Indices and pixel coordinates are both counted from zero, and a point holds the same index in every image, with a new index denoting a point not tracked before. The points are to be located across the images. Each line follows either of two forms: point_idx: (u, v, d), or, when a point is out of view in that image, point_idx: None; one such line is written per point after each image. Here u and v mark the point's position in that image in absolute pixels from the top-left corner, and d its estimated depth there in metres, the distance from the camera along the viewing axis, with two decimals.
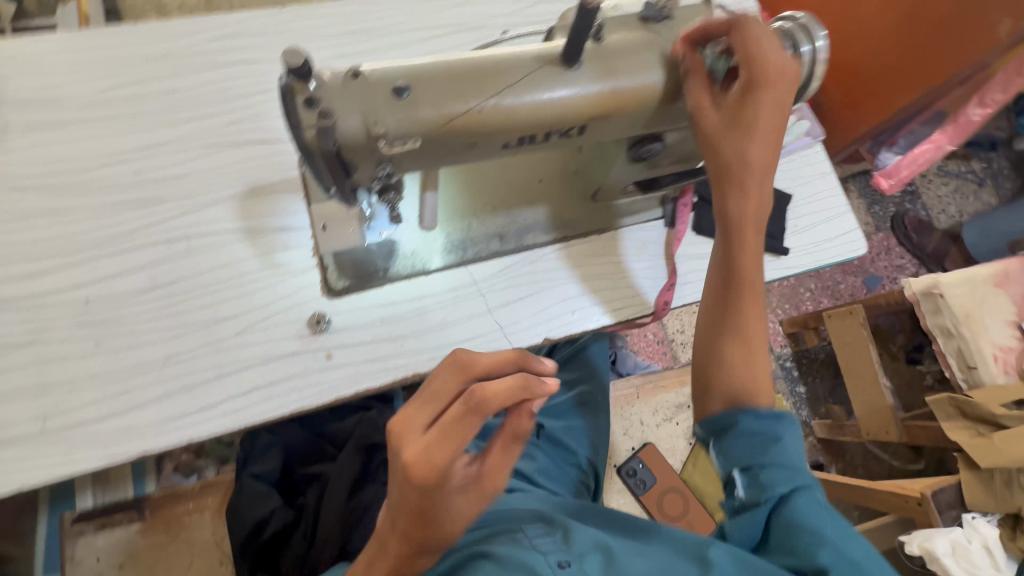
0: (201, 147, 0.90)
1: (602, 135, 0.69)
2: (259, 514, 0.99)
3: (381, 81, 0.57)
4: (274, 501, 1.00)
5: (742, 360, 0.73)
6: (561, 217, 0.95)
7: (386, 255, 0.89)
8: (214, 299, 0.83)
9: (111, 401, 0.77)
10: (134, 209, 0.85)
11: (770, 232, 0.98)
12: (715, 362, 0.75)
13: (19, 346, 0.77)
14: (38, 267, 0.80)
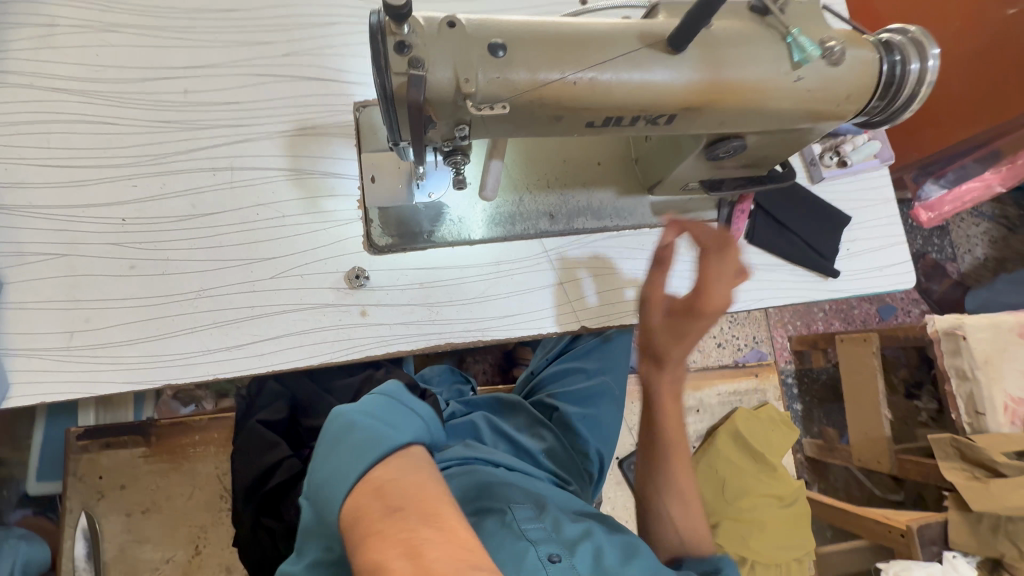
0: (254, 74, 0.85)
1: (688, 128, 0.65)
2: (268, 460, 0.99)
3: (477, 35, 0.53)
4: (282, 450, 1.00)
5: (685, 516, 0.81)
6: (614, 205, 0.92)
7: (433, 218, 0.86)
8: (253, 237, 0.80)
9: (139, 327, 0.75)
10: (179, 131, 0.81)
11: (822, 252, 0.95)
12: (658, 524, 0.82)
13: (52, 257, 0.75)
14: (76, 176, 0.77)
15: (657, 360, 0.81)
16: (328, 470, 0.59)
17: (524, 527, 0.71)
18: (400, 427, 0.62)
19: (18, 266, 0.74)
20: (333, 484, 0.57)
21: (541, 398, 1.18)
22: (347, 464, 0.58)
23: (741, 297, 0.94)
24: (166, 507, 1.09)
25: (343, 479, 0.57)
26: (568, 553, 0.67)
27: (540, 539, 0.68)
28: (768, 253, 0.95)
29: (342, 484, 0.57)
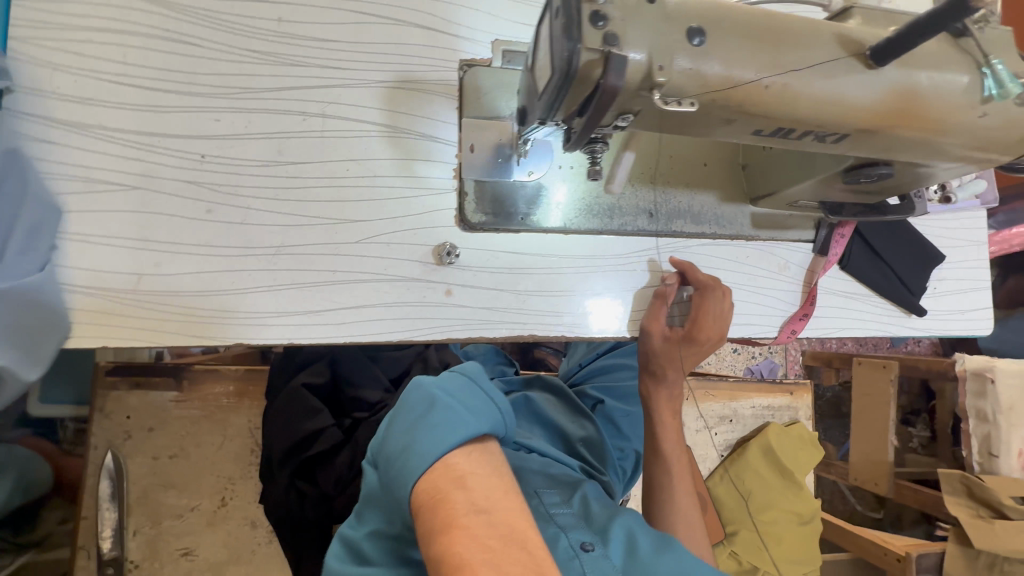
0: (355, 11, 0.76)
1: (850, 150, 0.60)
2: (309, 428, 0.86)
3: (676, 17, 0.48)
4: (323, 418, 0.86)
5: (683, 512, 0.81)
6: (716, 211, 0.86)
7: (530, 200, 0.80)
8: (341, 195, 0.73)
9: (213, 278, 0.69)
10: (269, 65, 0.72)
11: (912, 288, 0.93)
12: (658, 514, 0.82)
13: (123, 189, 0.68)
14: (154, 101, 0.69)
15: (653, 376, 0.83)
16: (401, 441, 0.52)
17: (554, 514, 0.66)
18: (479, 414, 0.54)
19: (87, 195, 0.67)
20: (406, 458, 0.50)
21: (584, 388, 1.13)
22: (425, 438, 0.50)
23: (826, 323, 0.90)
24: (193, 454, 1.05)
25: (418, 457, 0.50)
26: (599, 539, 0.61)
27: (570, 526, 0.63)
28: (859, 282, 0.92)
29: (416, 461, 0.49)
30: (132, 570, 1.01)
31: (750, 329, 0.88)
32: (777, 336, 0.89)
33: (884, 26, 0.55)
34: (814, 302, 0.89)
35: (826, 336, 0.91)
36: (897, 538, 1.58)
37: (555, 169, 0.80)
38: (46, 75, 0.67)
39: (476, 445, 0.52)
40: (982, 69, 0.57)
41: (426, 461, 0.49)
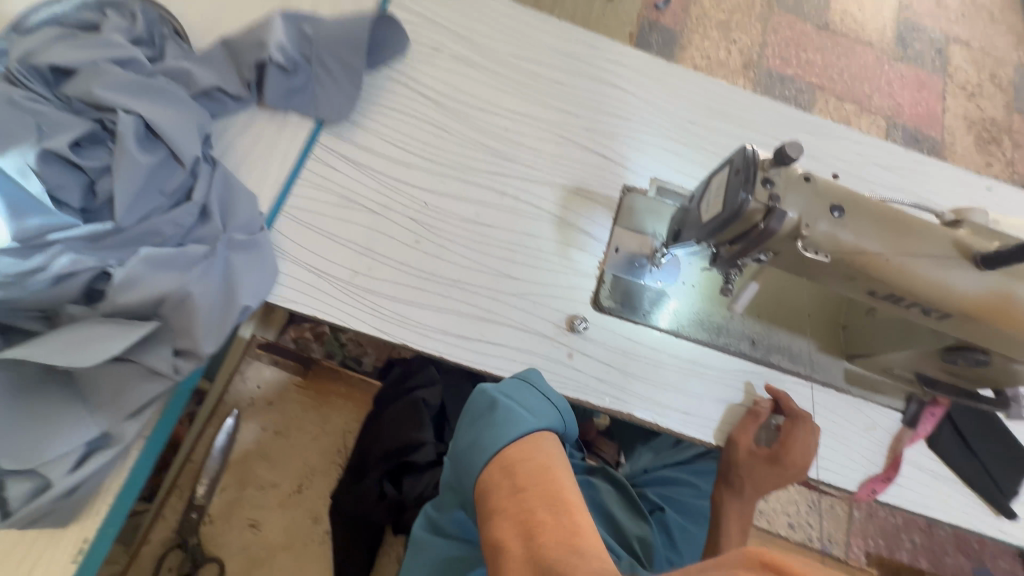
0: (559, 136, 1.02)
1: (952, 329, 0.71)
2: (413, 438, 0.97)
3: (825, 194, 0.65)
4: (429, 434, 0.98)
5: None
6: (812, 357, 0.97)
7: (653, 302, 0.96)
8: (510, 257, 0.94)
9: (402, 289, 0.89)
10: (490, 155, 0.99)
11: (1001, 487, 0.94)
12: None
13: (365, 211, 0.92)
14: (408, 159, 0.95)
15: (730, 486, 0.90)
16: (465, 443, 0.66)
17: None
18: (537, 415, 0.67)
19: (341, 208, 0.91)
20: (473, 451, 0.63)
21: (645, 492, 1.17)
22: (486, 436, 0.63)
23: (910, 495, 0.92)
24: (292, 435, 1.19)
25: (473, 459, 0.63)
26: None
27: None
28: (946, 465, 0.95)
29: (479, 455, 0.63)
30: (205, 523, 1.11)
31: (827, 475, 0.92)
32: (856, 492, 0.92)
33: (991, 239, 0.69)
34: (897, 469, 0.93)
35: (907, 509, 0.92)
36: None
37: (679, 283, 0.97)
38: (347, 127, 0.95)
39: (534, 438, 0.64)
40: None
41: (487, 456, 0.62)
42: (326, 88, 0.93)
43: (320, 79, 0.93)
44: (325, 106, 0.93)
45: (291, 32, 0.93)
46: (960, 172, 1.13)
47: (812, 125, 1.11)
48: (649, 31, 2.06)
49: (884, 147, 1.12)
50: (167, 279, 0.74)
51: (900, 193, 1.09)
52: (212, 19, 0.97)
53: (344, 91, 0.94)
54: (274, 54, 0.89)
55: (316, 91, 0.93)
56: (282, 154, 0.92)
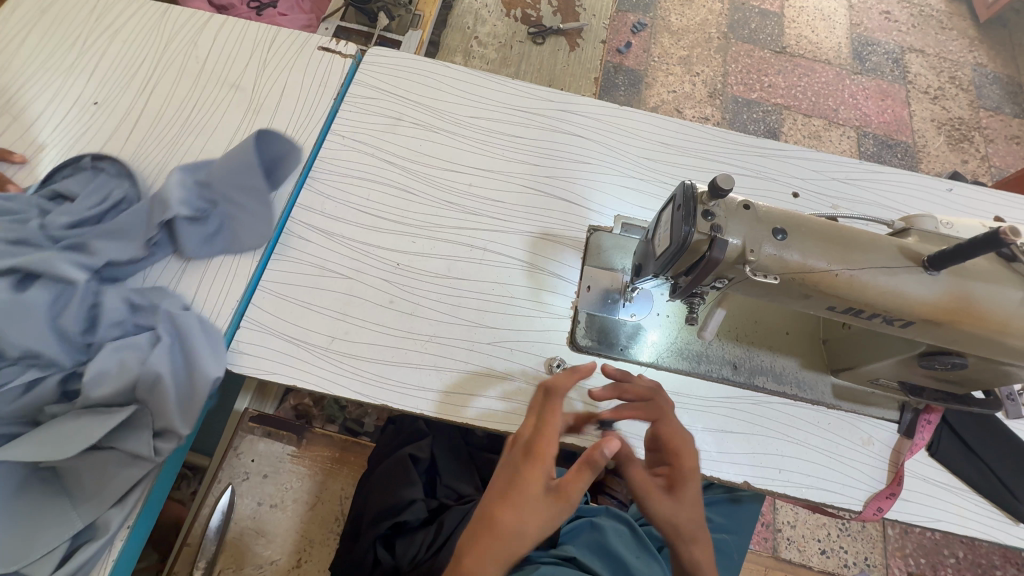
0: (522, 186, 1.07)
1: (920, 335, 0.72)
2: (403, 495, 0.94)
3: (765, 220, 0.67)
4: (419, 489, 0.96)
5: None
6: (797, 374, 0.96)
7: (629, 336, 0.96)
8: (483, 306, 0.96)
9: (380, 350, 0.90)
10: (457, 211, 1.03)
11: (1014, 492, 0.91)
12: None
13: (340, 277, 0.95)
14: (378, 224, 1.00)
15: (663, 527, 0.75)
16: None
17: None
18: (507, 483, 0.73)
19: (317, 278, 0.94)
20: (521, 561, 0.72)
21: (652, 531, 1.13)
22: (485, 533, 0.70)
23: (917, 509, 0.89)
24: (289, 507, 1.17)
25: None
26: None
27: None
28: (952, 474, 0.92)
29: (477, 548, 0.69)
30: None
31: (829, 496, 0.89)
32: (862, 511, 0.89)
33: (939, 245, 0.71)
34: (900, 483, 0.90)
35: (919, 525, 0.89)
36: None
37: (654, 315, 0.98)
38: (318, 200, 1.00)
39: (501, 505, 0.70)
40: None
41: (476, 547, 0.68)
42: (242, 221, 0.93)
43: (234, 215, 0.94)
44: (245, 239, 0.93)
45: (186, 184, 0.92)
46: (918, 177, 1.15)
47: (768, 149, 1.15)
48: (613, 73, 2.17)
49: (840, 161, 1.16)
50: (128, 371, 0.76)
51: (861, 203, 1.12)
52: (187, 116, 1.04)
53: (262, 218, 0.94)
54: (178, 210, 0.88)
55: (232, 228, 0.93)
56: (222, 286, 0.90)
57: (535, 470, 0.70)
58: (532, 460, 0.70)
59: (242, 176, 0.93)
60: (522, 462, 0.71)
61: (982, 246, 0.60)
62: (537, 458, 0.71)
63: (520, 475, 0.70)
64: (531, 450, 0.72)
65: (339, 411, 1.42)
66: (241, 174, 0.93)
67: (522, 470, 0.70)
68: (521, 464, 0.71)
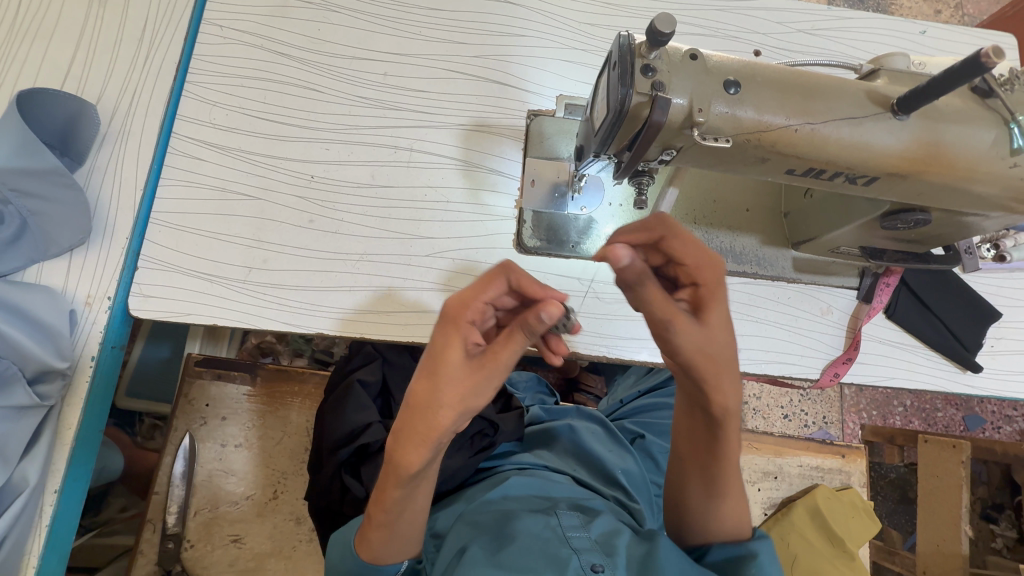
0: (446, 70, 0.92)
1: (883, 194, 0.66)
2: (357, 420, 0.94)
3: (716, 70, 0.57)
4: (372, 413, 0.96)
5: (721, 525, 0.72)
6: (757, 252, 0.91)
7: (580, 231, 0.89)
8: (418, 216, 0.86)
9: (307, 275, 0.81)
10: (373, 108, 0.88)
11: (964, 343, 0.92)
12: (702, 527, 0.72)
13: (247, 199, 0.82)
14: (282, 131, 0.85)
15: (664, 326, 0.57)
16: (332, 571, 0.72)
17: (569, 535, 0.73)
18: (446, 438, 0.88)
19: (219, 202, 0.82)
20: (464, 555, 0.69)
21: (621, 423, 1.15)
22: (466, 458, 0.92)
23: (871, 370, 0.90)
24: (256, 446, 1.15)
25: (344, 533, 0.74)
26: (611, 563, 0.69)
27: (583, 550, 0.70)
28: (908, 333, 0.92)
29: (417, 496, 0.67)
30: (187, 549, 1.08)
31: (789, 369, 0.89)
32: (819, 378, 0.90)
33: (910, 85, 0.62)
34: (858, 347, 0.90)
35: (873, 384, 0.90)
36: None
37: (606, 206, 0.89)
38: (205, 109, 0.84)
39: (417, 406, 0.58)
40: (1010, 125, 0.61)
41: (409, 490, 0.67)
42: (52, 216, 0.76)
43: (37, 210, 0.75)
44: (62, 238, 0.76)
45: None
46: (890, 21, 1.03)
47: (727, 2, 1.00)
48: None
49: (808, 10, 1.02)
50: None
51: (828, 57, 1.00)
52: (16, 16, 0.83)
53: (74, 207, 0.76)
54: None
55: (39, 226, 0.75)
56: (96, 246, 0.78)
57: (448, 411, 0.56)
58: (443, 393, 0.56)
59: (33, 154, 0.73)
60: (439, 399, 0.56)
61: (960, 75, 0.52)
62: (446, 388, 0.56)
63: (429, 420, 0.57)
64: (452, 387, 0.57)
65: (304, 343, 1.35)
66: (28, 156, 0.73)
67: (433, 411, 0.56)
68: (436, 395, 0.57)
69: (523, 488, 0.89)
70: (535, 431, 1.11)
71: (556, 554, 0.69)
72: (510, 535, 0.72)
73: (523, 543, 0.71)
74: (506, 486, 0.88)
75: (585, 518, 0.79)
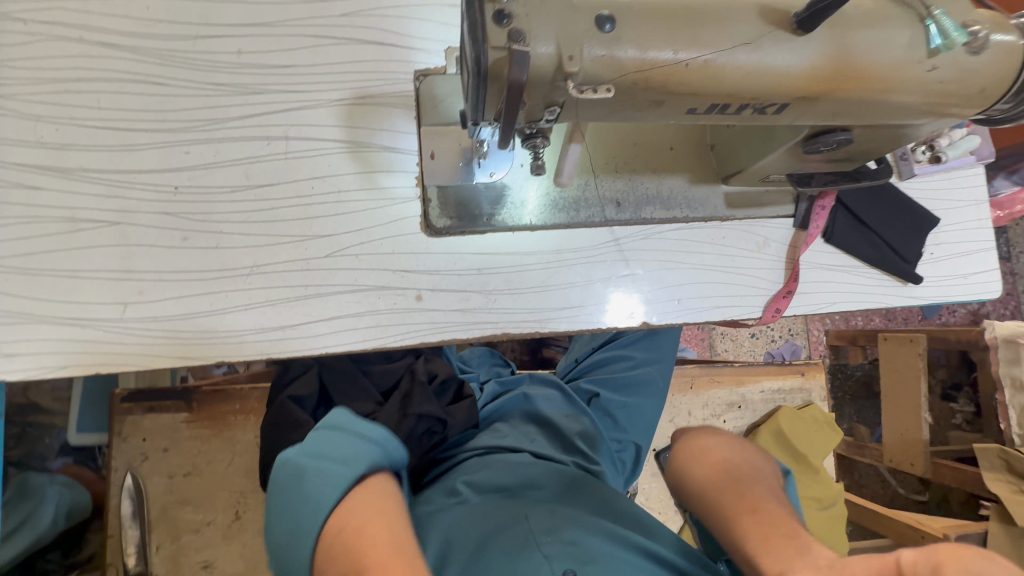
0: (312, 35, 0.78)
1: (800, 119, 0.59)
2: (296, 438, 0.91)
3: (584, 7, 0.48)
4: (310, 427, 0.93)
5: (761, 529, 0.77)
6: (685, 194, 0.85)
7: (492, 200, 0.81)
8: (309, 213, 0.76)
9: (193, 301, 0.73)
10: (231, 95, 0.76)
11: (904, 255, 0.89)
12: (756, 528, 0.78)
13: (104, 225, 0.72)
14: (129, 140, 0.73)
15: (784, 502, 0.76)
16: (285, 527, 0.54)
17: (539, 540, 0.68)
18: (513, 475, 0.88)
19: (72, 235, 0.71)
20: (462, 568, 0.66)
21: (578, 384, 1.12)
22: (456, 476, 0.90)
23: (813, 299, 0.88)
24: (206, 471, 1.10)
25: (352, 468, 0.56)
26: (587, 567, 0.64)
27: (555, 554, 0.65)
28: (846, 254, 0.89)
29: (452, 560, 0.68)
30: None
31: (731, 312, 0.86)
32: (762, 316, 0.87)
33: None
34: (797, 278, 0.87)
35: (815, 312, 0.88)
36: (936, 521, 1.50)
37: (517, 168, 0.81)
38: (29, 126, 0.72)
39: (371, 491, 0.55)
40: (924, 23, 0.55)
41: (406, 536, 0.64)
42: None
43: None
44: None
45: None
46: None
47: None
48: None
49: None
50: None
51: None
52: None
53: None
54: None
55: None
56: None
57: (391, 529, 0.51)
58: (380, 541, 0.50)
59: None
60: (369, 534, 0.50)
61: None
62: (395, 538, 0.50)
63: (323, 561, 0.50)
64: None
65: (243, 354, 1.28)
66: None
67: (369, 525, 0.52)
68: (347, 560, 0.49)
69: (495, 483, 0.86)
70: (490, 408, 1.08)
71: (525, 558, 0.65)
72: (483, 551, 0.68)
73: (490, 556, 0.67)
74: (477, 482, 0.86)
75: (555, 515, 0.75)
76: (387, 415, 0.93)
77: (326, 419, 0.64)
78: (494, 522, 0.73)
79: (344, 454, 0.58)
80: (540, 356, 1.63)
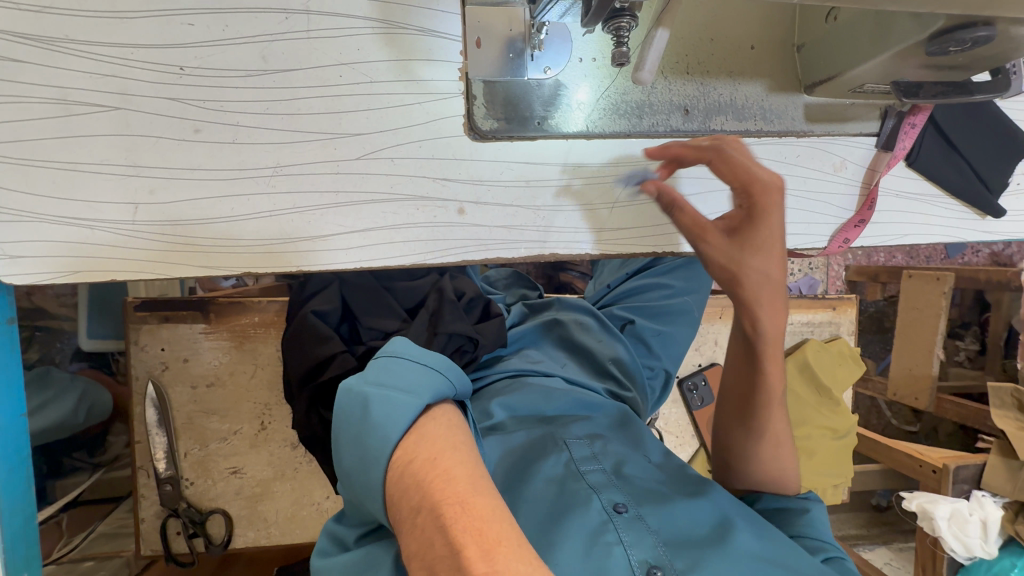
0: None
1: (941, 4, 0.48)
2: (322, 353, 0.88)
3: None
4: (335, 342, 0.89)
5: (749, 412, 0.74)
6: (762, 102, 0.75)
7: (546, 101, 0.71)
8: (339, 107, 0.66)
9: (210, 204, 0.65)
10: None
11: (988, 184, 0.81)
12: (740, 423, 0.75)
13: (104, 111, 0.62)
14: (117, 5, 0.60)
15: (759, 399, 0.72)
16: (355, 452, 0.52)
17: (586, 472, 0.67)
18: (550, 400, 0.85)
19: (66, 119, 0.61)
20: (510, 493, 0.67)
21: (610, 309, 1.08)
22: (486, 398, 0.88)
23: (882, 230, 0.81)
24: (229, 383, 1.08)
25: (419, 396, 0.53)
26: (634, 499, 0.64)
27: (604, 489, 0.64)
28: (928, 181, 0.80)
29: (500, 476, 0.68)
30: (187, 487, 1.08)
31: (794, 241, 0.79)
32: (827, 246, 0.80)
33: None
34: (872, 207, 0.79)
35: (882, 243, 0.82)
36: (934, 452, 1.54)
37: (576, 63, 0.70)
38: None
39: (440, 422, 0.52)
40: None
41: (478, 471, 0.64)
42: None
43: None
44: None
45: None
46: None
47: None
48: None
49: None
50: None
51: None
52: None
53: None
54: None
55: None
56: None
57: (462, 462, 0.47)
58: (457, 476, 0.45)
59: None
60: (443, 467, 0.46)
61: None
62: (469, 475, 0.45)
63: (395, 492, 0.48)
64: (431, 528, 0.42)
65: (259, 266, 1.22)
66: None
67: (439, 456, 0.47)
68: (422, 491, 0.45)
69: (531, 407, 0.84)
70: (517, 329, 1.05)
71: (572, 495, 0.64)
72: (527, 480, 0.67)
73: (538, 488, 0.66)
74: (512, 405, 0.84)
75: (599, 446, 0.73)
76: (414, 332, 0.89)
77: (385, 349, 0.60)
78: (536, 447, 0.73)
79: (409, 383, 0.54)
80: (557, 280, 1.58)
